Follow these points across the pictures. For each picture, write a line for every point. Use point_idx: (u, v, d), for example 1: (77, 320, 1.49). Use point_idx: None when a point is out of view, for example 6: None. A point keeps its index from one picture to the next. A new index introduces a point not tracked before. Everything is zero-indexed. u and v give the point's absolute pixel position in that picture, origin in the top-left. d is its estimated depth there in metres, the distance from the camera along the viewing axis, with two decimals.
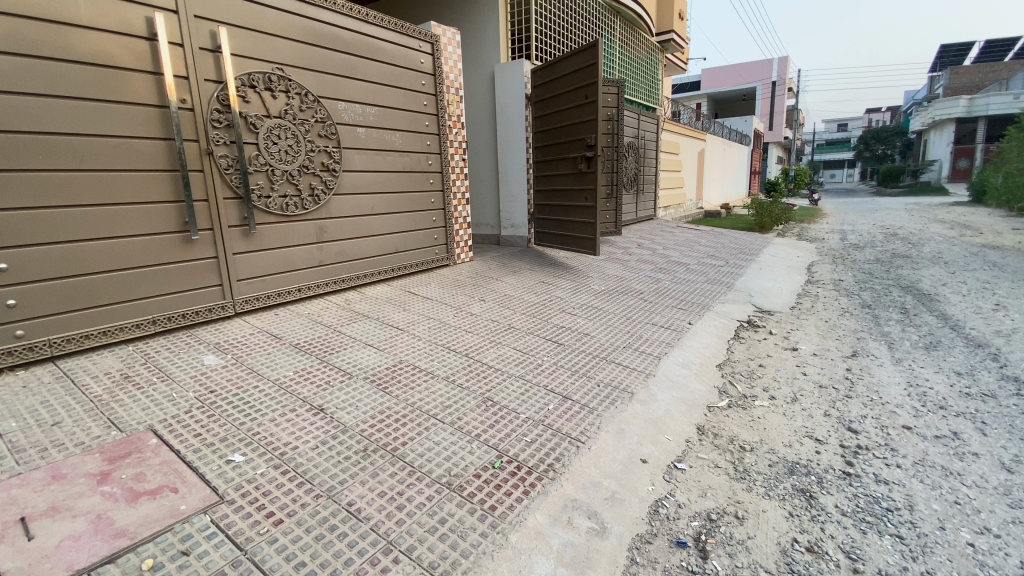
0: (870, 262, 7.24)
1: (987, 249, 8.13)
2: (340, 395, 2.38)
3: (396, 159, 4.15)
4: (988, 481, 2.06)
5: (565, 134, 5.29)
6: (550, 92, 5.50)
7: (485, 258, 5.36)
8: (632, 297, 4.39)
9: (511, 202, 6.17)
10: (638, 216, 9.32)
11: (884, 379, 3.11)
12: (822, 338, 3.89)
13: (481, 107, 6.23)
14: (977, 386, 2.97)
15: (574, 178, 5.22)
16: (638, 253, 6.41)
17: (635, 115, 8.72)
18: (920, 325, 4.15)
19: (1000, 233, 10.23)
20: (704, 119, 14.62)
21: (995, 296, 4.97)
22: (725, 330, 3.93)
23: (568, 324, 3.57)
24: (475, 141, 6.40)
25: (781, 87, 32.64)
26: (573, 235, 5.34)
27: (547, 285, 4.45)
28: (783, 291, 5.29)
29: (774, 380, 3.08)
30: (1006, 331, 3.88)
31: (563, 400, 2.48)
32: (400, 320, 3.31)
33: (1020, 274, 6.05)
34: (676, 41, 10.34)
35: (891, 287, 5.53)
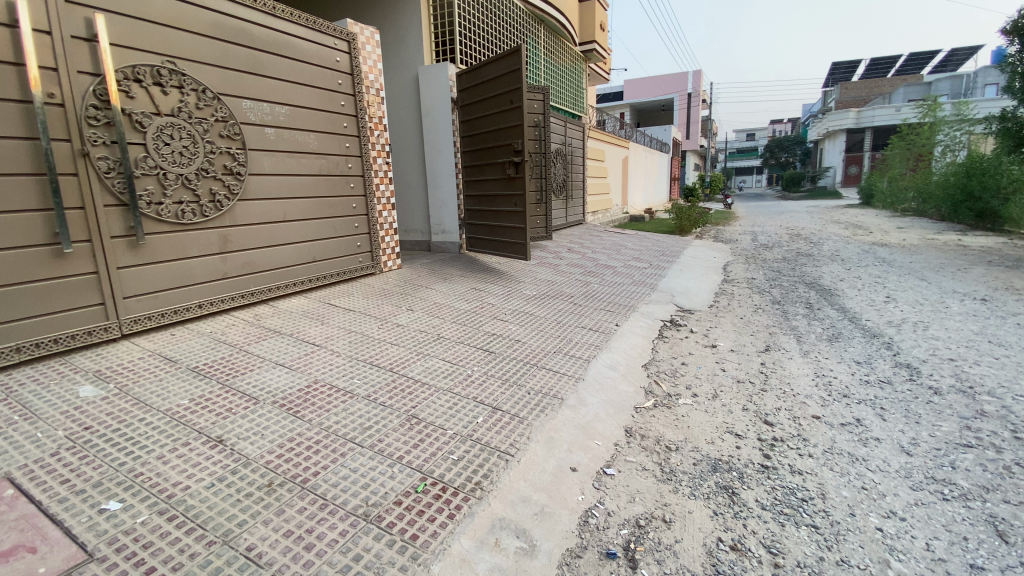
0: (778, 261, 7.81)
1: (876, 246, 9.03)
2: (242, 423, 2.13)
3: (311, 162, 3.89)
4: (889, 465, 2.21)
5: (492, 139, 5.24)
6: (475, 96, 5.43)
7: (413, 265, 5.18)
8: (562, 302, 4.40)
9: (440, 207, 6.01)
10: (568, 220, 9.47)
11: (795, 371, 3.30)
12: (739, 334, 4.09)
13: (405, 109, 6.02)
14: (875, 373, 3.22)
15: (503, 183, 5.18)
16: (568, 257, 6.48)
17: (562, 121, 8.88)
18: (823, 318, 4.48)
19: (886, 232, 11.44)
20: (628, 127, 15.22)
21: (885, 289, 5.49)
22: (651, 330, 4.03)
23: (497, 330, 3.49)
24: (400, 144, 6.18)
25: (696, 99, 34.84)
26: (503, 240, 5.29)
27: (477, 292, 4.36)
28: (703, 291, 5.54)
29: (696, 378, 3.16)
30: (896, 321, 4.28)
31: (491, 411, 2.38)
32: (317, 335, 3.07)
33: (904, 268, 6.75)
34: (598, 51, 10.68)
35: (797, 284, 5.96)
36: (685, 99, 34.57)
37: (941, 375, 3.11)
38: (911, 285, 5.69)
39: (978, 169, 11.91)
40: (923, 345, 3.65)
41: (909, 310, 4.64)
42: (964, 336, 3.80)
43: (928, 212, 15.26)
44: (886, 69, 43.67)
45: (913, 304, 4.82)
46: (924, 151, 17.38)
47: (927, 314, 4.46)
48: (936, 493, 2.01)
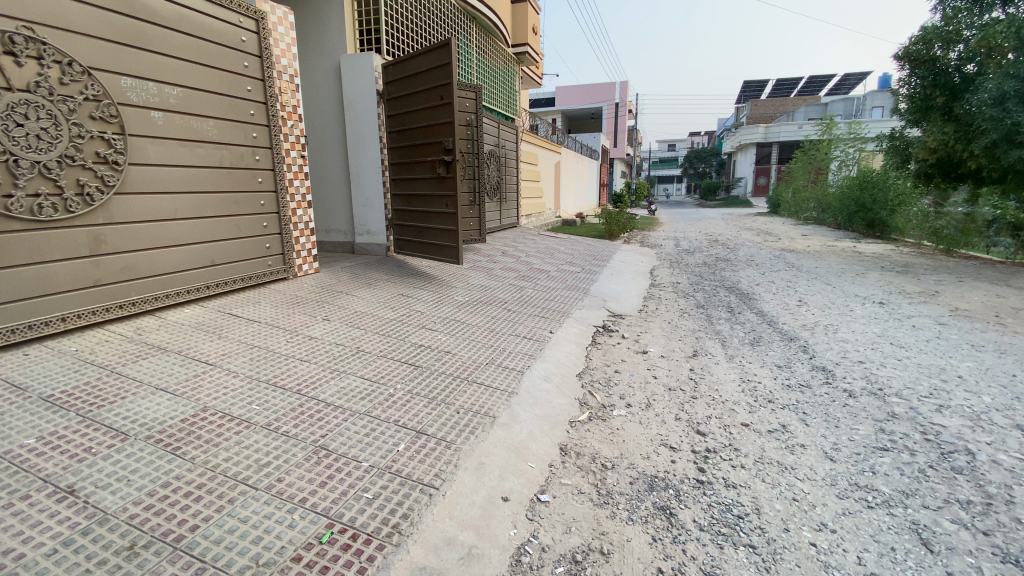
0: (700, 266, 8.13)
1: (785, 252, 9.70)
2: (102, 468, 1.72)
3: (209, 153, 3.43)
4: (816, 473, 2.23)
5: (421, 136, 4.97)
6: (402, 90, 5.13)
7: (333, 269, 4.78)
8: (494, 308, 4.22)
9: (365, 206, 5.62)
10: (502, 223, 9.33)
11: (722, 377, 3.33)
12: (669, 339, 4.12)
13: (326, 100, 5.60)
14: (795, 377, 3.33)
15: (433, 184, 4.92)
16: (500, 261, 6.32)
17: (495, 123, 8.73)
18: (745, 322, 4.64)
19: (793, 239, 12.37)
20: (560, 133, 15.40)
21: (797, 293, 5.83)
22: (584, 337, 3.95)
23: (424, 341, 3.24)
24: (321, 138, 5.74)
25: (624, 109, 36.21)
26: (433, 243, 5.02)
27: (403, 298, 4.07)
28: (632, 295, 5.59)
29: (630, 387, 3.09)
30: (809, 324, 4.51)
31: (414, 436, 2.14)
32: (212, 353, 2.67)
33: (811, 273, 7.25)
34: (531, 54, 10.65)
35: (719, 288, 6.19)
36: (614, 108, 35.80)
37: (853, 377, 3.26)
38: (819, 289, 6.10)
39: (869, 183, 13.22)
40: (835, 348, 3.85)
41: (819, 313, 4.93)
42: (869, 338, 4.07)
43: (827, 221, 16.76)
44: (790, 90, 47.86)
45: (823, 307, 5.14)
46: (823, 165, 19.14)
47: (835, 317, 4.76)
48: (861, 501, 2.03)
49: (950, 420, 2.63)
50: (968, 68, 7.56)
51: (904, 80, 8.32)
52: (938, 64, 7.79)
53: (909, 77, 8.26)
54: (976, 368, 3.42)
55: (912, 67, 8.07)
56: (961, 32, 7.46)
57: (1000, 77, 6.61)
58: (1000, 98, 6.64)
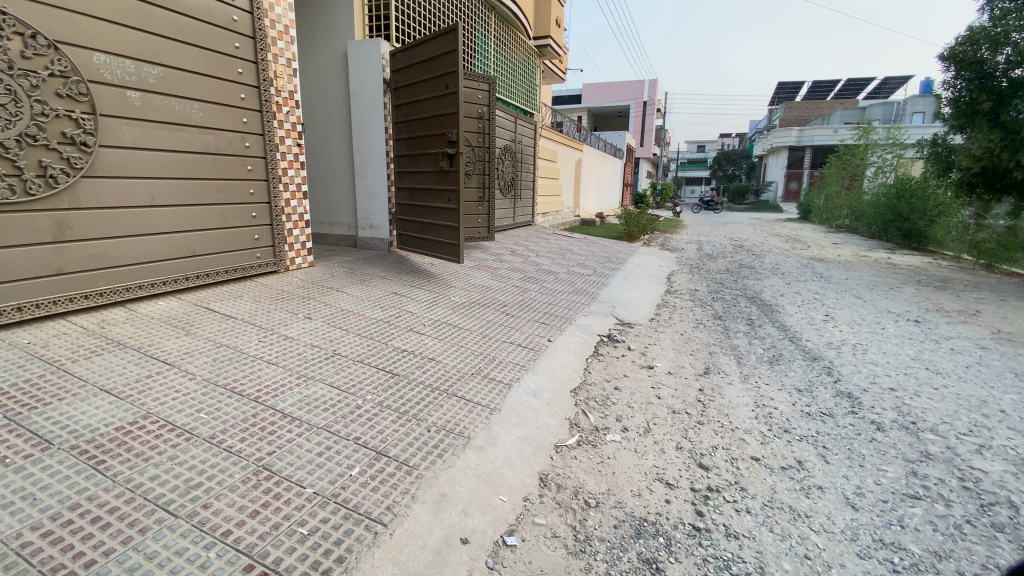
0: (721, 273, 7.72)
1: (814, 261, 9.20)
2: (10, 482, 1.53)
3: (192, 137, 3.28)
4: (834, 524, 1.92)
5: (425, 127, 4.74)
6: (408, 79, 4.92)
7: (329, 263, 4.59)
8: (492, 311, 3.97)
9: (368, 199, 5.41)
10: (516, 222, 9.06)
11: (734, 400, 3.01)
12: (679, 353, 3.80)
13: (332, 88, 5.43)
14: (816, 404, 2.98)
15: (436, 177, 4.69)
16: (509, 261, 6.06)
17: (512, 117, 8.47)
18: (764, 337, 4.28)
19: (822, 247, 11.79)
20: (583, 131, 15.04)
21: (824, 307, 5.42)
22: (586, 348, 3.66)
23: (407, 345, 3.01)
24: (326, 128, 5.57)
25: (651, 108, 35.51)
26: (435, 240, 4.79)
27: (395, 297, 3.85)
28: (645, 302, 5.27)
29: (629, 408, 2.79)
30: (836, 343, 4.13)
31: (372, 458, 1.91)
32: (173, 352, 2.51)
33: (840, 286, 6.78)
34: (553, 47, 10.35)
35: (739, 298, 5.81)
36: (642, 108, 35.11)
37: (883, 408, 2.90)
38: (848, 303, 5.67)
39: (907, 191, 12.51)
40: (863, 371, 3.48)
41: (846, 329, 4.54)
42: (903, 361, 3.68)
43: (861, 230, 16.02)
44: (827, 92, 46.26)
45: (850, 324, 4.73)
46: (858, 171, 18.33)
47: (864, 336, 4.35)
48: (886, 563, 1.72)
49: (995, 464, 2.27)
50: (1016, 72, 6.94)
51: (949, 82, 7.75)
52: (985, 66, 7.18)
53: (955, 79, 7.67)
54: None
55: (958, 68, 7.48)
56: (1009, 33, 6.84)
57: None
58: None
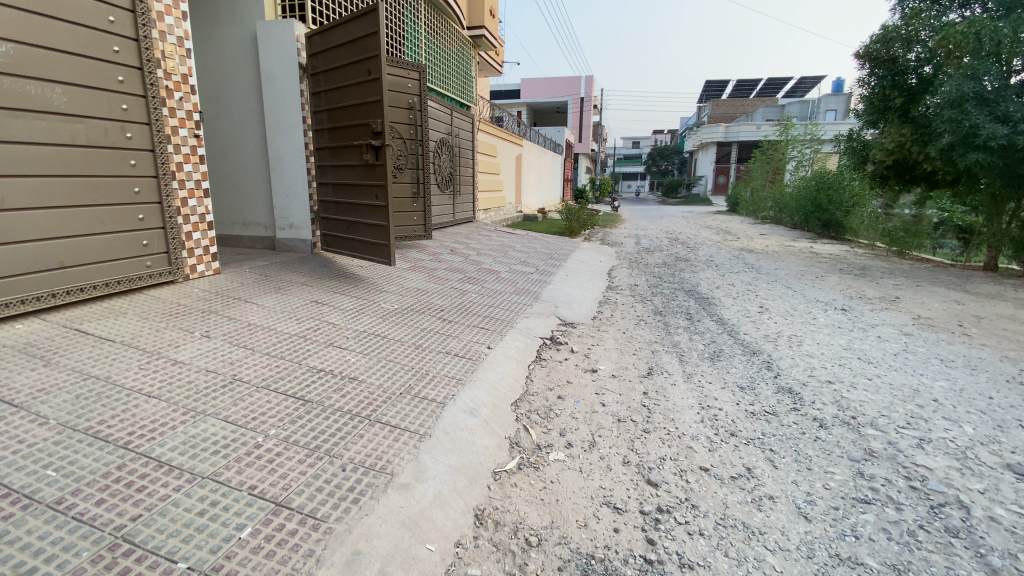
0: (659, 266, 7.77)
1: (745, 252, 9.54)
2: None
3: (56, 126, 2.75)
4: (789, 541, 1.80)
5: (347, 117, 4.33)
6: (326, 64, 4.47)
7: (239, 269, 4.10)
8: (425, 317, 3.66)
9: (286, 195, 4.93)
10: (455, 219, 8.72)
11: (679, 403, 2.87)
12: (623, 352, 3.65)
13: (239, 72, 4.88)
14: (759, 403, 2.91)
15: (361, 171, 4.29)
16: (446, 260, 5.73)
17: (447, 109, 8.12)
18: (704, 332, 4.24)
19: (751, 238, 12.30)
20: (523, 126, 14.86)
21: (758, 298, 5.53)
22: (527, 353, 3.42)
23: (324, 363, 2.66)
24: (233, 117, 5.01)
25: (588, 104, 36.04)
26: (363, 241, 4.40)
27: (314, 306, 3.46)
28: (587, 300, 5.12)
29: (572, 419, 2.57)
30: (772, 335, 4.15)
31: (270, 514, 1.60)
32: (21, 392, 2.06)
33: (770, 276, 7.00)
34: (488, 38, 10.07)
35: (678, 292, 5.82)
36: (579, 103, 35.55)
37: (823, 403, 2.88)
38: (780, 294, 5.82)
39: (825, 184, 13.32)
40: (801, 364, 3.49)
41: (781, 321, 4.61)
42: (836, 352, 3.74)
43: (784, 221, 16.95)
44: (750, 91, 48.99)
45: (784, 315, 4.81)
46: (781, 166, 19.43)
47: (798, 326, 4.43)
48: None
49: (936, 461, 2.29)
50: (925, 70, 7.54)
51: (863, 79, 8.23)
52: (897, 64, 7.68)
53: (869, 77, 8.15)
54: (949, 389, 3.14)
55: (873, 66, 7.95)
56: (920, 33, 7.41)
57: (961, 77, 6.61)
58: (958, 99, 6.63)
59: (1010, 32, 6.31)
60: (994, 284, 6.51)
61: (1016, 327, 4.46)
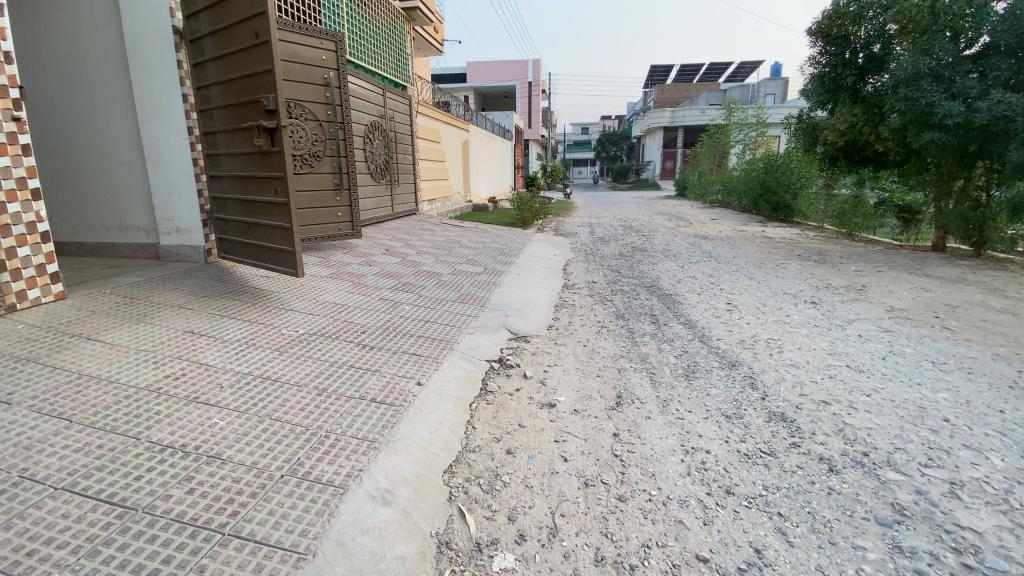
0: (616, 259, 7.25)
1: (701, 239, 9.23)
2: None
3: None
4: None
5: (236, 92, 3.46)
6: (205, 26, 3.57)
7: (95, 291, 3.19)
8: (336, 345, 2.90)
9: (169, 192, 4.00)
10: (394, 211, 7.87)
11: (658, 446, 2.27)
12: (584, 374, 3.01)
13: (97, 38, 3.89)
14: (753, 437, 2.37)
15: (256, 160, 3.45)
16: (378, 263, 4.94)
17: (378, 89, 7.24)
18: (674, 339, 3.67)
19: (704, 223, 12.12)
20: (470, 111, 14.05)
21: (724, 292, 5.08)
22: (470, 383, 2.74)
23: (174, 437, 1.89)
24: (94, 96, 4.00)
25: (536, 89, 35.40)
26: (266, 247, 3.57)
27: (185, 343, 2.64)
28: (540, 305, 4.47)
29: (526, 489, 1.92)
30: (748, 339, 3.65)
31: None
32: None
33: (732, 265, 6.61)
34: (423, 11, 9.18)
35: (639, 289, 5.29)
36: (527, 89, 34.79)
37: (826, 434, 2.38)
38: (745, 286, 5.39)
39: (773, 166, 13.28)
40: (788, 378, 2.98)
41: (754, 320, 4.13)
42: (822, 358, 3.29)
43: (732, 204, 17.01)
44: (693, 76, 49.78)
45: (755, 313, 4.34)
46: (728, 149, 19.71)
47: (774, 326, 3.97)
48: None
49: (980, 518, 1.82)
50: (876, 47, 7.32)
51: (815, 58, 7.99)
52: (849, 41, 7.49)
53: (820, 55, 7.91)
54: (955, 401, 2.73)
55: (825, 43, 7.71)
56: (870, 10, 7.22)
57: (914, 53, 6.42)
58: (913, 77, 6.46)
59: (962, 5, 6.18)
60: (950, 266, 6.39)
61: (991, 317, 4.20)
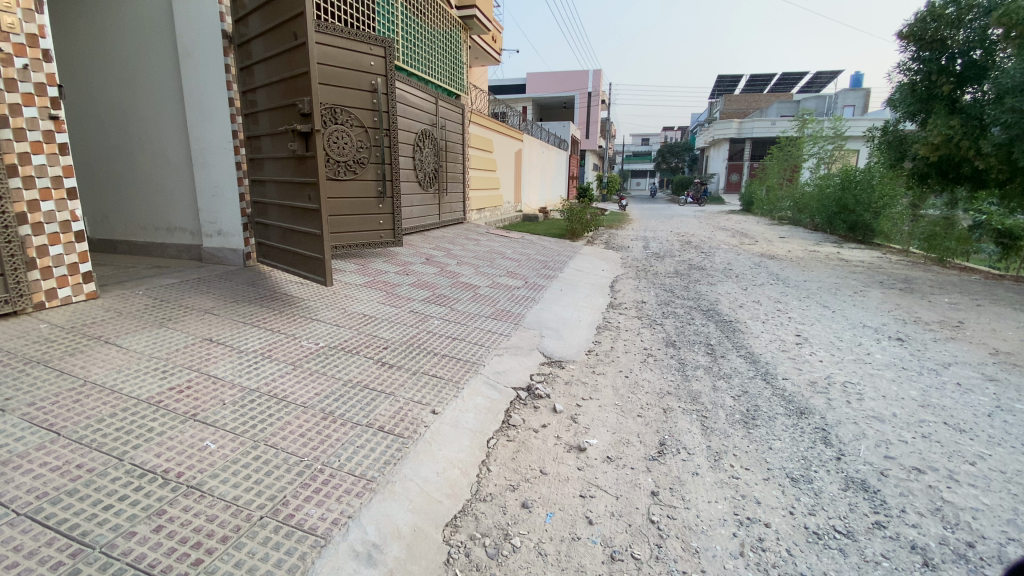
0: (669, 277, 6.77)
1: (765, 259, 8.53)
2: None
3: None
4: None
5: (277, 96, 3.43)
6: (252, 31, 3.57)
7: (131, 293, 3.21)
8: (354, 360, 2.71)
9: (213, 195, 4.03)
10: (441, 221, 7.80)
11: (704, 512, 1.89)
12: (623, 412, 2.66)
13: (156, 46, 4.01)
14: (826, 510, 1.94)
15: (293, 165, 3.39)
16: (417, 273, 4.79)
17: (431, 96, 7.21)
18: (730, 376, 3.23)
19: (769, 242, 11.30)
20: (526, 121, 13.93)
21: (791, 322, 4.54)
22: (492, 415, 2.47)
23: (158, 460, 1.75)
24: (151, 101, 4.13)
25: (596, 100, 34.99)
26: (298, 254, 3.49)
27: (200, 351, 2.55)
28: (581, 327, 4.14)
29: (538, 557, 1.62)
30: (820, 381, 3.15)
31: None
32: None
33: (801, 291, 5.97)
34: (480, 19, 9.13)
35: (693, 313, 4.83)
36: (586, 99, 34.41)
37: (923, 515, 1.91)
38: (816, 316, 4.80)
39: (851, 182, 12.20)
40: (868, 433, 2.50)
41: (827, 357, 3.60)
42: (915, 411, 2.75)
43: (803, 221, 15.83)
44: (763, 87, 47.55)
45: (828, 349, 3.79)
46: (800, 163, 18.45)
47: (851, 366, 3.44)
48: None
49: None
50: (976, 53, 6.47)
51: (904, 65, 7.18)
52: (946, 46, 6.64)
53: (910, 61, 7.10)
54: None
55: (917, 48, 6.88)
56: (970, 13, 6.39)
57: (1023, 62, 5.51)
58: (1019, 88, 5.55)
59: None
60: None
61: None
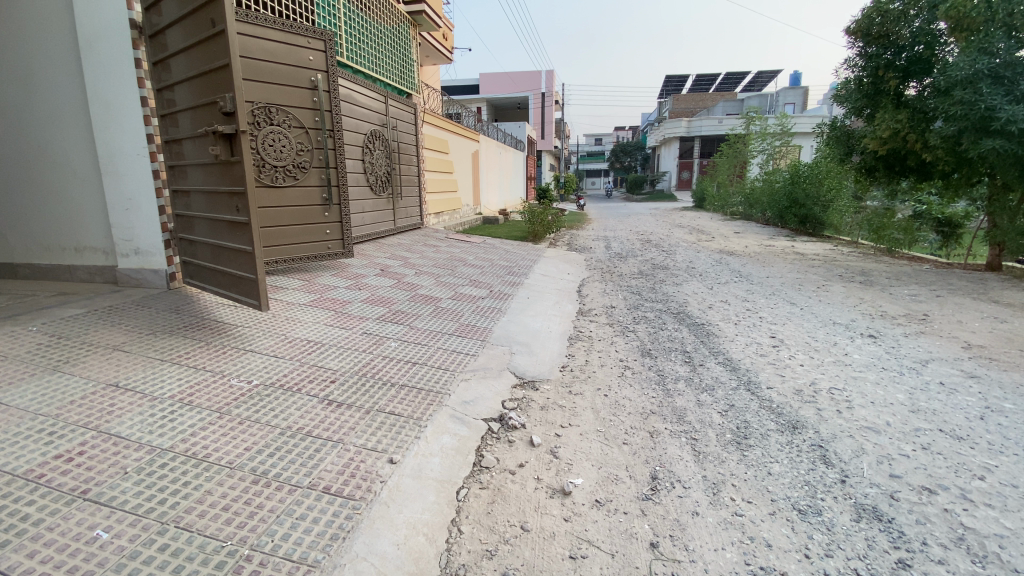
0: (635, 278, 6.60)
1: (726, 255, 8.57)
2: None
3: None
4: None
5: (197, 93, 2.97)
6: (165, 19, 3.09)
7: (20, 329, 2.68)
8: (295, 401, 2.31)
9: (128, 208, 3.50)
10: (397, 227, 7.37)
11: (713, 565, 1.63)
12: (607, 441, 2.39)
13: (52, 37, 3.45)
14: (844, 548, 1.72)
15: (219, 172, 2.94)
16: (371, 286, 4.38)
17: (380, 95, 6.78)
18: (714, 388, 3.02)
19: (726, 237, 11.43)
20: (481, 121, 13.58)
21: (763, 322, 4.42)
22: (461, 455, 2.14)
23: (25, 566, 1.32)
24: (50, 101, 3.56)
25: (549, 101, 35.03)
26: (229, 273, 3.04)
27: (102, 402, 2.09)
28: (552, 339, 3.85)
29: None
30: (806, 388, 2.99)
31: None
32: None
33: (767, 288, 5.92)
34: (430, 15, 8.74)
35: (664, 317, 4.65)
36: (540, 100, 34.37)
37: (947, 547, 1.72)
38: (786, 314, 4.71)
39: (799, 176, 12.54)
40: (867, 448, 2.33)
41: (807, 360, 3.47)
42: (906, 418, 2.62)
43: (754, 216, 16.25)
44: (709, 86, 49.10)
45: (806, 350, 3.66)
46: (748, 159, 18.98)
47: (832, 369, 3.31)
48: None
49: None
50: (920, 48, 6.62)
51: (851, 61, 7.32)
52: (893, 40, 6.74)
53: (857, 57, 7.23)
54: None
55: (865, 43, 7.01)
56: (914, 8, 6.48)
57: (970, 53, 5.72)
58: (969, 79, 5.73)
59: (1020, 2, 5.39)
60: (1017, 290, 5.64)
61: None
